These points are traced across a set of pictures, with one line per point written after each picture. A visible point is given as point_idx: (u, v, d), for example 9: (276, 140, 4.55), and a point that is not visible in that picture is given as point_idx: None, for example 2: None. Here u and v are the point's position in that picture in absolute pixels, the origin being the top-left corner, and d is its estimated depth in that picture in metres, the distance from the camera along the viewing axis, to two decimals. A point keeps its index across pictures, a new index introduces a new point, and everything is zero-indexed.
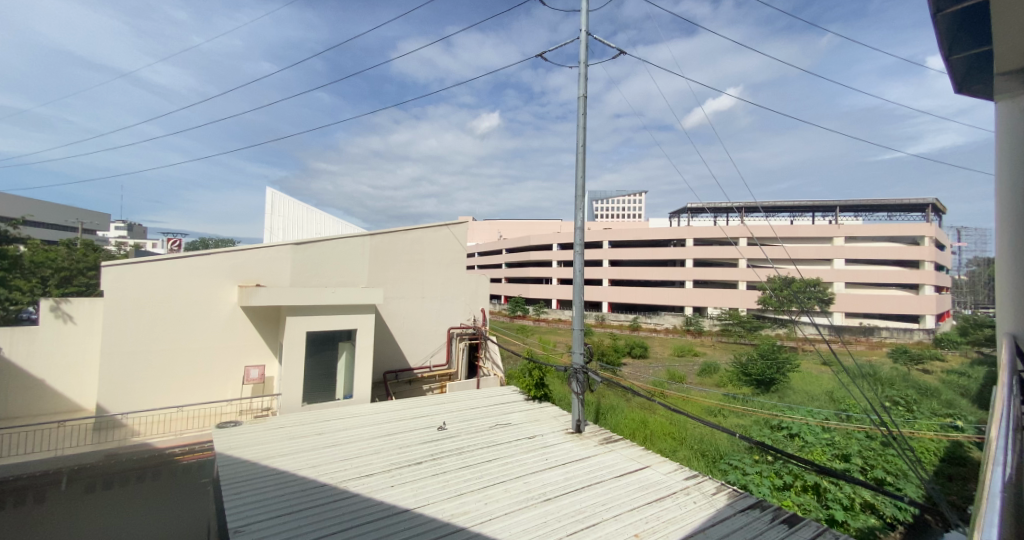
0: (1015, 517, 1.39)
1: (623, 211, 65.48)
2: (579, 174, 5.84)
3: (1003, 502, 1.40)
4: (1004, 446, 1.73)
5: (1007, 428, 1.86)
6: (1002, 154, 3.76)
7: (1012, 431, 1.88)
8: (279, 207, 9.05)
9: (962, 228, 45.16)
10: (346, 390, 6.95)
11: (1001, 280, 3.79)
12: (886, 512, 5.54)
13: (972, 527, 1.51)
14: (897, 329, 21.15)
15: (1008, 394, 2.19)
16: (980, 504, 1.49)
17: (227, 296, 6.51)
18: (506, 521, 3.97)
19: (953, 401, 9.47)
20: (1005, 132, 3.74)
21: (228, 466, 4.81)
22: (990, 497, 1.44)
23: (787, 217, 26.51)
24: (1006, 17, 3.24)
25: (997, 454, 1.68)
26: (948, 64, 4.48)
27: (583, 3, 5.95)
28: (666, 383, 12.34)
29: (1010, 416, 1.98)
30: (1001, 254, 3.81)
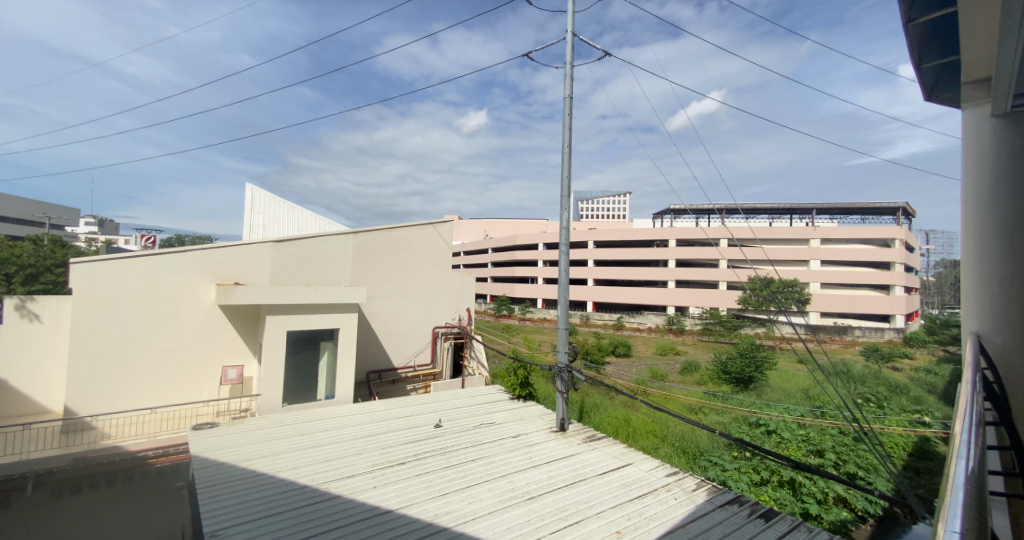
0: (977, 507, 1.46)
1: (606, 211, 66.00)
2: (565, 173, 5.88)
3: (966, 494, 1.45)
4: (968, 439, 1.81)
5: (970, 422, 1.94)
6: (968, 160, 3.92)
7: (975, 425, 1.96)
8: (260, 203, 8.98)
9: (930, 232, 47.18)
10: (327, 390, 6.86)
11: (967, 281, 3.95)
12: (857, 506, 5.78)
13: (937, 519, 1.57)
14: (869, 329, 21.85)
15: (972, 390, 2.29)
16: (945, 495, 1.55)
17: (203, 295, 6.35)
18: (490, 521, 3.97)
19: (920, 397, 9.86)
20: (972, 139, 3.90)
21: (203, 470, 4.68)
22: (954, 489, 1.50)
23: (766, 219, 27.14)
24: (972, 28, 3.38)
25: (960, 448, 1.76)
26: (918, 73, 4.67)
27: (570, 4, 6.00)
28: (649, 381, 12.55)
29: (974, 411, 2.07)
30: (966, 256, 3.98)
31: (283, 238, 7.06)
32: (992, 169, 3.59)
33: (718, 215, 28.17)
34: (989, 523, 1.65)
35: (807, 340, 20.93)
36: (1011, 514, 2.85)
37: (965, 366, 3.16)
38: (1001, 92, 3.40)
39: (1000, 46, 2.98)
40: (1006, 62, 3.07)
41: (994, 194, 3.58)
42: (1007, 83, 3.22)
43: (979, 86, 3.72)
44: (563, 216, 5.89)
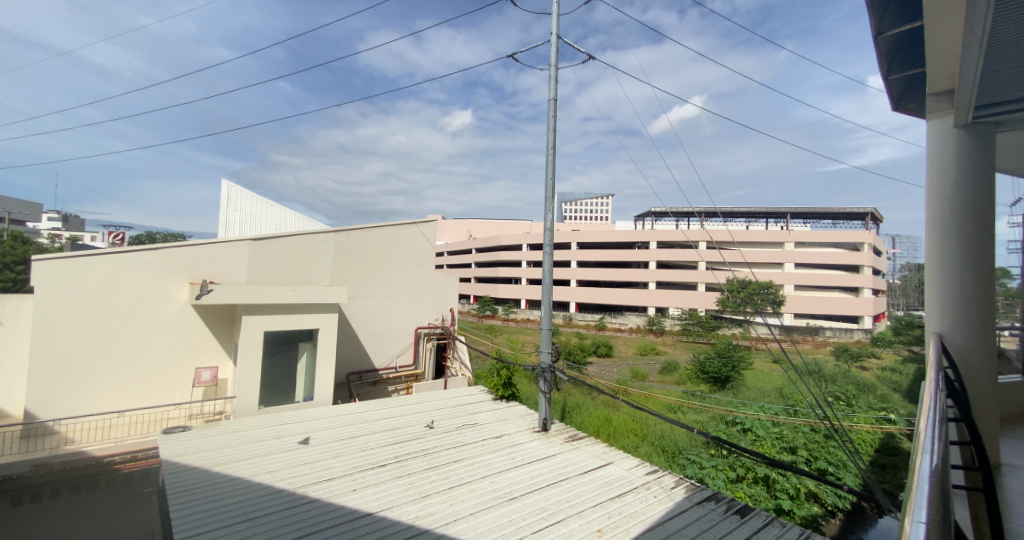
0: (941, 497, 1.54)
1: (588, 213, 66.58)
2: (549, 175, 5.91)
3: (931, 487, 1.53)
4: (933, 434, 1.90)
5: (934, 418, 2.04)
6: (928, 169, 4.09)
7: (938, 421, 2.07)
8: (237, 200, 8.78)
9: (897, 236, 49.22)
10: (306, 392, 6.75)
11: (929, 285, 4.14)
12: (827, 500, 6.00)
13: (904, 511, 1.64)
14: (839, 329, 22.66)
15: (935, 389, 2.40)
16: (911, 486, 1.63)
17: (176, 295, 6.15)
18: (471, 522, 3.97)
19: (886, 395, 10.29)
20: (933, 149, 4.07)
21: (174, 475, 4.54)
22: (919, 483, 1.57)
23: (743, 222, 27.82)
24: (937, 42, 3.55)
25: (925, 442, 1.85)
26: (886, 84, 4.85)
27: (554, 6, 6.04)
28: (631, 381, 12.70)
29: (938, 408, 2.18)
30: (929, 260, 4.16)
31: (261, 236, 6.90)
32: (953, 178, 3.78)
33: (697, 217, 28.78)
34: (952, 513, 1.73)
35: (780, 339, 22.80)
36: (971, 506, 3.01)
37: (928, 366, 3.31)
38: (964, 102, 3.56)
39: (963, 59, 3.13)
40: (969, 75, 3.23)
41: (955, 201, 3.77)
42: (970, 95, 3.38)
43: (943, 97, 3.90)
44: (547, 216, 5.93)
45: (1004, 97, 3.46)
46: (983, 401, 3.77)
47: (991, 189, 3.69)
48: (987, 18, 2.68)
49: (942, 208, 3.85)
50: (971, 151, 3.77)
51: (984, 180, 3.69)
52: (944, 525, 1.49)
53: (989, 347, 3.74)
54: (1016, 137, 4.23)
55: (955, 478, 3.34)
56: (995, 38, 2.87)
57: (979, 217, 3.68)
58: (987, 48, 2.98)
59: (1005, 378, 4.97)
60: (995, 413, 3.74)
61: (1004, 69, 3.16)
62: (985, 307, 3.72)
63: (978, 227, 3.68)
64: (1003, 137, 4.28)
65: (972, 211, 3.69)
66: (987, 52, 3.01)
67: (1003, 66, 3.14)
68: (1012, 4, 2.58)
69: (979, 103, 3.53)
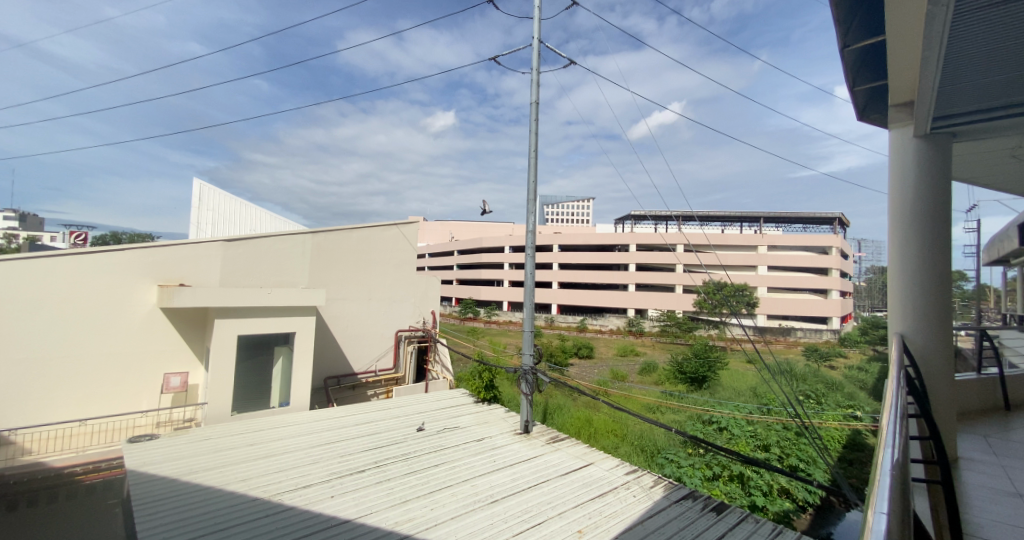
0: (901, 487, 1.60)
1: (568, 215, 67.12)
2: (531, 177, 5.95)
3: (892, 478, 1.58)
4: (896, 429, 1.99)
5: (898, 413, 2.14)
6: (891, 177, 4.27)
7: (902, 417, 2.17)
8: (209, 200, 8.47)
9: (862, 241, 51.38)
10: (282, 397, 6.59)
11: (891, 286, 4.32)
12: (798, 496, 6.19)
13: (869, 502, 1.70)
14: (809, 329, 23.46)
15: (898, 385, 2.52)
16: (874, 476, 1.70)
17: (143, 298, 5.92)
18: (453, 526, 3.94)
19: (853, 393, 10.73)
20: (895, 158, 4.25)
21: (142, 485, 4.36)
22: (881, 475, 1.62)
23: (719, 226, 28.55)
24: (899, 56, 3.73)
25: (889, 436, 1.93)
26: (851, 95, 5.05)
27: (536, 11, 6.09)
28: (611, 382, 12.83)
29: (901, 404, 2.29)
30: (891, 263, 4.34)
31: (234, 237, 6.71)
32: (914, 186, 3.98)
33: (675, 221, 29.42)
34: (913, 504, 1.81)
35: (753, 340, 23.72)
36: (929, 498, 3.18)
37: (891, 365, 3.46)
38: (923, 113, 3.75)
39: (922, 74, 3.30)
40: (928, 88, 3.40)
41: (915, 207, 3.96)
42: (928, 107, 3.57)
43: (904, 108, 4.09)
44: (528, 219, 5.95)
45: (960, 109, 3.66)
46: (941, 397, 3.97)
47: (947, 196, 3.89)
48: (944, 35, 2.83)
49: (903, 214, 4.04)
50: (930, 160, 3.97)
51: (941, 189, 3.89)
52: (907, 511, 1.57)
53: (946, 347, 3.95)
54: (970, 147, 4.47)
55: (915, 471, 3.52)
56: (951, 54, 3.03)
57: (938, 222, 3.87)
58: (943, 64, 3.15)
59: (962, 376, 5.24)
60: (953, 409, 3.94)
61: (959, 84, 3.35)
62: (943, 309, 3.91)
63: (936, 231, 3.88)
64: (960, 147, 4.52)
65: (931, 216, 3.88)
66: (944, 67, 3.18)
67: (957, 80, 3.33)
68: (966, 23, 2.73)
69: (936, 115, 3.73)
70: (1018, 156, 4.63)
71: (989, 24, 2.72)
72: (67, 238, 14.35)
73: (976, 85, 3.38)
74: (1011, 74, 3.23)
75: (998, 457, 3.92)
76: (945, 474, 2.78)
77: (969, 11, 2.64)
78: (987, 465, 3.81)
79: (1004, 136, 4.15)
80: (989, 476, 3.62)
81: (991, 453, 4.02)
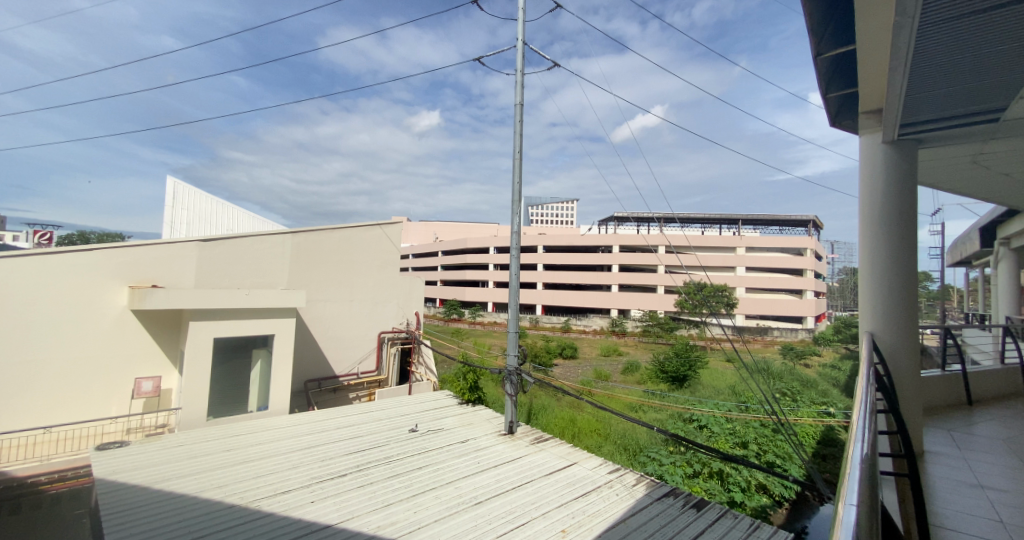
0: (870, 481, 1.64)
1: (551, 216, 67.43)
2: (515, 179, 5.96)
3: (861, 471, 1.63)
4: (866, 424, 2.05)
5: (867, 408, 2.22)
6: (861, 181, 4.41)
7: (871, 412, 2.25)
8: (184, 199, 8.20)
9: (836, 244, 53.24)
10: (260, 401, 6.44)
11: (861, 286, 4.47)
12: (775, 492, 6.35)
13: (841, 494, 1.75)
14: (785, 329, 24.07)
15: (868, 382, 2.61)
16: (844, 470, 1.74)
17: (112, 300, 5.70)
18: (436, 529, 3.91)
19: (828, 390, 11.08)
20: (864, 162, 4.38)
21: (112, 494, 4.20)
22: (852, 468, 1.66)
23: (699, 227, 29.11)
24: (868, 64, 3.87)
25: (858, 431, 1.98)
26: (825, 102, 5.20)
27: (520, 13, 6.11)
28: (594, 381, 12.96)
29: (870, 399, 2.37)
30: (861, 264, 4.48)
31: (211, 237, 6.53)
32: (883, 189, 4.13)
33: (656, 222, 29.85)
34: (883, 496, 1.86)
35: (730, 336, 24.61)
36: (897, 491, 3.32)
37: (862, 362, 3.57)
38: (890, 120, 3.89)
39: (889, 83, 3.43)
40: (894, 96, 3.54)
41: (885, 210, 4.11)
42: (895, 113, 3.71)
43: (873, 115, 4.24)
44: (513, 220, 5.96)
45: (925, 117, 3.82)
46: (908, 393, 4.13)
47: (913, 201, 4.06)
48: (909, 46, 2.96)
49: (872, 217, 4.19)
50: (898, 166, 4.13)
51: (907, 193, 4.06)
52: (874, 501, 1.62)
53: (912, 344, 4.11)
54: (936, 153, 4.66)
55: (884, 465, 3.65)
56: (916, 64, 3.16)
57: (904, 225, 4.04)
58: (908, 73, 3.28)
59: (928, 373, 5.46)
60: (920, 404, 4.11)
61: (924, 93, 3.50)
62: (910, 308, 4.07)
63: (904, 234, 4.04)
64: (927, 153, 4.70)
65: (899, 219, 4.04)
66: (910, 75, 3.30)
67: (922, 90, 3.47)
68: (929, 35, 2.86)
69: (903, 122, 3.89)
70: (980, 161, 4.86)
71: (951, 37, 2.85)
72: (31, 239, 13.39)
73: (941, 94, 3.53)
74: (973, 83, 3.39)
75: (961, 450, 4.10)
76: (912, 467, 2.90)
77: (931, 24, 2.76)
78: (952, 458, 3.98)
79: (967, 143, 4.34)
80: (953, 468, 3.79)
81: (955, 447, 4.20)
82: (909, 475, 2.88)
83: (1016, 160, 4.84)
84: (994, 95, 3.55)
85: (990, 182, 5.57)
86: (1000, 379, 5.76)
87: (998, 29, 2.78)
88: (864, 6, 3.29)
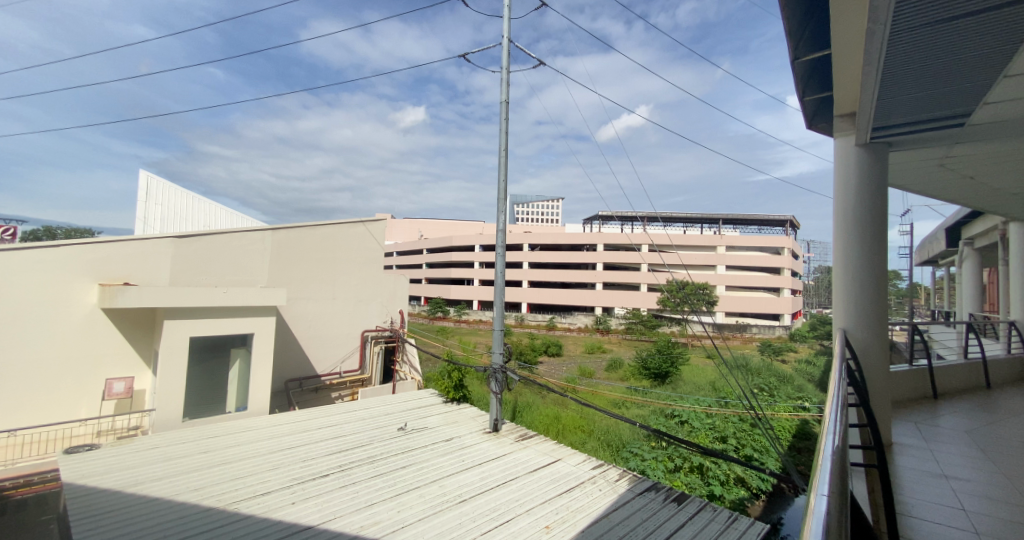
0: (841, 472, 1.66)
1: (535, 215, 67.72)
2: (502, 176, 5.95)
3: (832, 458, 1.68)
4: (839, 415, 2.11)
5: (840, 399, 2.29)
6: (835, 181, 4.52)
7: (845, 405, 2.31)
8: (157, 194, 7.92)
9: (812, 244, 54.78)
10: (239, 402, 6.30)
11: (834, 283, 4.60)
12: (752, 484, 6.52)
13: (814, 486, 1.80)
14: (763, 326, 24.69)
15: (842, 376, 2.69)
16: (816, 462, 1.76)
17: (81, 298, 5.48)
18: (420, 527, 3.88)
19: (803, 385, 11.45)
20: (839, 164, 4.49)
21: (82, 499, 4.05)
22: (822, 460, 1.67)
23: (681, 226, 29.59)
24: (842, 68, 3.98)
25: (830, 425, 2.00)
26: (801, 105, 5.33)
27: (506, 10, 6.09)
28: (579, 378, 13.10)
29: (843, 392, 2.44)
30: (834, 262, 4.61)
31: (186, 233, 6.34)
32: (855, 190, 4.27)
33: (638, 222, 30.26)
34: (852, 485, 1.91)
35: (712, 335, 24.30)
36: (867, 482, 3.44)
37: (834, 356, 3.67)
38: (863, 123, 4.01)
39: (861, 87, 3.54)
40: (868, 100, 3.64)
41: (858, 210, 4.24)
42: (868, 116, 3.82)
43: (847, 119, 4.37)
44: (499, 218, 5.95)
45: (895, 121, 3.96)
46: (878, 387, 4.27)
47: (883, 202, 4.20)
48: (882, 51, 3.04)
49: (845, 217, 4.31)
50: (870, 167, 4.27)
51: (878, 195, 4.20)
52: (844, 491, 1.65)
53: (882, 340, 4.25)
54: (905, 156, 4.85)
55: (855, 456, 3.78)
56: (888, 68, 3.25)
57: (874, 224, 4.18)
58: (881, 77, 3.37)
59: (896, 367, 5.66)
60: (889, 398, 4.26)
61: (895, 98, 3.62)
62: (881, 305, 4.21)
63: (875, 234, 4.18)
64: (898, 156, 4.87)
65: (872, 219, 4.18)
66: (883, 80, 3.41)
67: (894, 94, 3.57)
68: (902, 41, 2.93)
69: (875, 126, 4.02)
70: (946, 164, 5.06)
71: (919, 44, 2.95)
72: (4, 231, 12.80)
73: (911, 99, 3.64)
74: (941, 89, 3.50)
75: (927, 442, 4.28)
76: (881, 458, 3.01)
77: (903, 31, 2.84)
78: (918, 449, 4.14)
79: (935, 146, 4.51)
80: (919, 459, 3.94)
81: (921, 438, 4.38)
82: (878, 465, 2.99)
83: (980, 164, 5.06)
84: (960, 101, 3.67)
85: (956, 185, 5.81)
86: (964, 374, 6.01)
87: (966, 38, 2.87)
88: (840, 12, 3.37)
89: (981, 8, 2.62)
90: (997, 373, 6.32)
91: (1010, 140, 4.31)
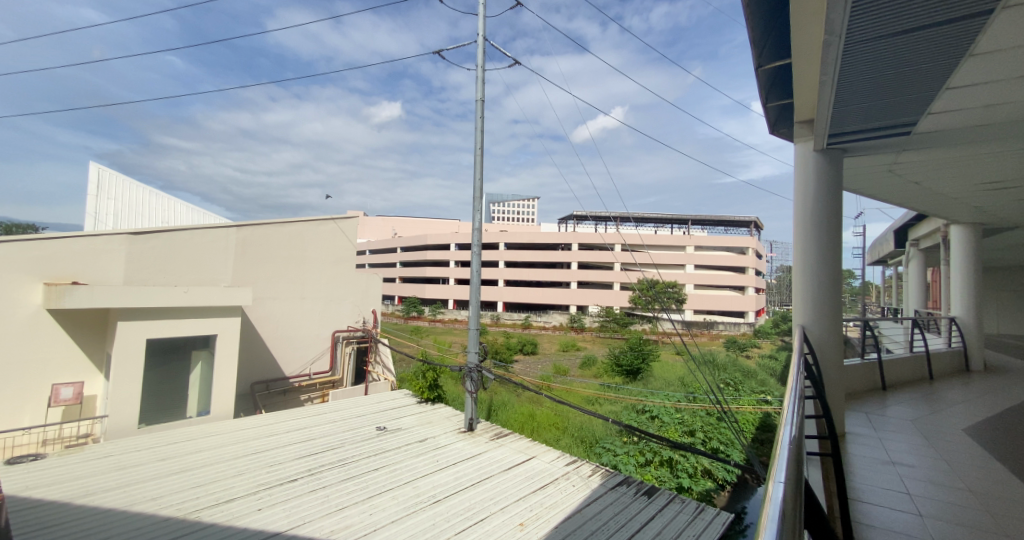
0: (797, 459, 1.70)
1: (509, 214, 67.95)
2: (477, 175, 5.92)
3: (794, 445, 1.75)
4: (798, 405, 2.18)
5: (799, 389, 2.37)
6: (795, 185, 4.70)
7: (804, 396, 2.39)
8: (109, 188, 7.45)
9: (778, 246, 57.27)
10: (200, 406, 6.03)
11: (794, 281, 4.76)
12: (719, 476, 6.71)
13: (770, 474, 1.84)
14: (728, 323, 25.58)
15: (799, 368, 2.80)
16: (774, 452, 1.78)
17: (22, 298, 5.07)
18: (393, 529, 3.82)
19: (767, 380, 11.99)
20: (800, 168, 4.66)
21: (27, 513, 3.77)
22: (781, 449, 1.69)
23: (652, 226, 30.29)
24: (801, 76, 4.15)
25: (789, 416, 2.04)
26: (765, 111, 5.55)
27: (481, 8, 6.04)
28: (554, 375, 13.25)
29: (801, 382, 2.52)
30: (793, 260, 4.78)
31: (142, 230, 5.99)
32: (812, 193, 4.47)
33: (612, 221, 30.82)
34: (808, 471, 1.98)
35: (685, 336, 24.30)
36: (822, 469, 3.63)
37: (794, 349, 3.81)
38: (820, 130, 4.21)
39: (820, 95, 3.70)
40: (824, 107, 3.80)
41: (815, 213, 4.44)
42: (825, 122, 4.00)
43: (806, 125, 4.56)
44: (475, 216, 5.90)
45: (850, 128, 4.17)
46: (832, 380, 4.49)
47: (837, 205, 4.42)
48: (838, 61, 3.17)
49: (804, 218, 4.51)
50: (826, 172, 4.49)
51: (833, 199, 4.42)
52: (802, 476, 1.72)
53: (837, 336, 4.45)
54: (860, 161, 5.11)
55: (812, 446, 3.97)
56: (844, 78, 3.41)
57: (830, 226, 4.39)
58: (837, 86, 3.53)
59: (850, 361, 5.97)
60: (843, 390, 4.47)
61: (850, 106, 3.80)
62: (835, 302, 4.42)
63: (830, 236, 4.39)
64: (854, 161, 5.13)
65: (827, 221, 4.39)
66: (840, 89, 3.57)
67: (851, 102, 3.75)
68: (857, 52, 3.08)
69: (831, 132, 4.22)
70: (895, 170, 5.36)
71: (872, 55, 3.10)
72: None
73: (865, 107, 3.84)
74: (893, 99, 3.69)
75: (878, 431, 4.53)
76: (835, 447, 3.17)
77: (857, 43, 2.97)
78: (869, 438, 4.38)
79: (886, 153, 4.77)
80: (870, 447, 4.18)
81: (872, 427, 4.64)
82: (832, 454, 3.15)
83: (928, 171, 5.39)
84: (907, 110, 3.90)
85: (908, 190, 6.18)
86: (910, 366, 6.40)
87: (915, 52, 3.03)
88: (800, 24, 3.51)
89: (927, 23, 2.75)
90: (939, 366, 6.76)
91: (955, 148, 4.59)
